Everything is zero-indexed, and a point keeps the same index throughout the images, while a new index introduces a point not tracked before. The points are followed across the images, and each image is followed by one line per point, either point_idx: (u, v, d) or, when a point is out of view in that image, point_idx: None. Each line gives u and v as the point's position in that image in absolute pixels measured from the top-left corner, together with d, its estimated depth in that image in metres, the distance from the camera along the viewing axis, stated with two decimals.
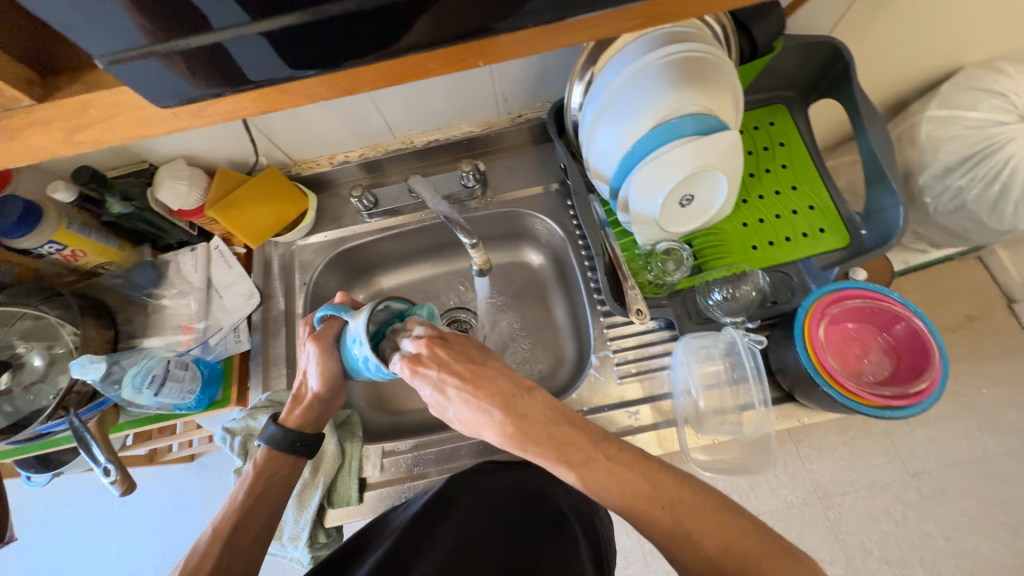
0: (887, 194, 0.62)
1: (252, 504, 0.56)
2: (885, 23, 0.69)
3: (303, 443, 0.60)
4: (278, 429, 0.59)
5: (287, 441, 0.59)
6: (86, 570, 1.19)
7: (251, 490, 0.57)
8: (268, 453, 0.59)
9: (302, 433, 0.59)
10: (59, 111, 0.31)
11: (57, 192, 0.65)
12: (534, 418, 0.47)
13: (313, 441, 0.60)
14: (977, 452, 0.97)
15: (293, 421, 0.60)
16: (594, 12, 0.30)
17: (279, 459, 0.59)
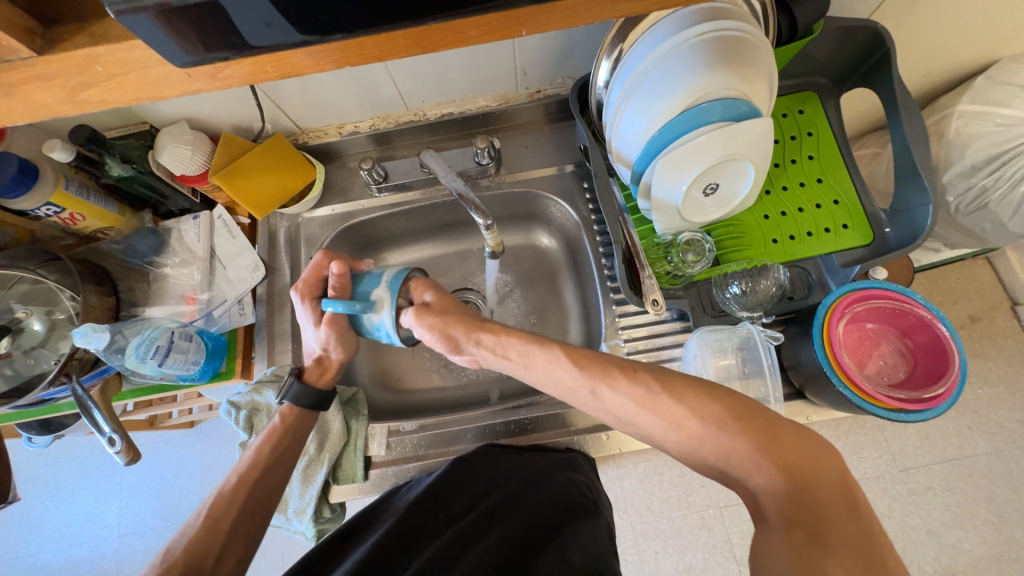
0: (917, 192, 0.60)
1: (277, 456, 0.56)
2: (929, 9, 0.65)
3: (327, 401, 0.61)
4: (300, 388, 0.59)
5: (314, 397, 0.60)
6: (85, 528, 1.21)
7: (275, 444, 0.56)
8: (293, 408, 0.59)
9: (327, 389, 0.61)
10: (63, 67, 0.28)
11: (54, 151, 0.62)
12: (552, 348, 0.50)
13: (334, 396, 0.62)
14: (968, 450, 0.98)
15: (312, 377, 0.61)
16: None
17: (308, 414, 0.60)
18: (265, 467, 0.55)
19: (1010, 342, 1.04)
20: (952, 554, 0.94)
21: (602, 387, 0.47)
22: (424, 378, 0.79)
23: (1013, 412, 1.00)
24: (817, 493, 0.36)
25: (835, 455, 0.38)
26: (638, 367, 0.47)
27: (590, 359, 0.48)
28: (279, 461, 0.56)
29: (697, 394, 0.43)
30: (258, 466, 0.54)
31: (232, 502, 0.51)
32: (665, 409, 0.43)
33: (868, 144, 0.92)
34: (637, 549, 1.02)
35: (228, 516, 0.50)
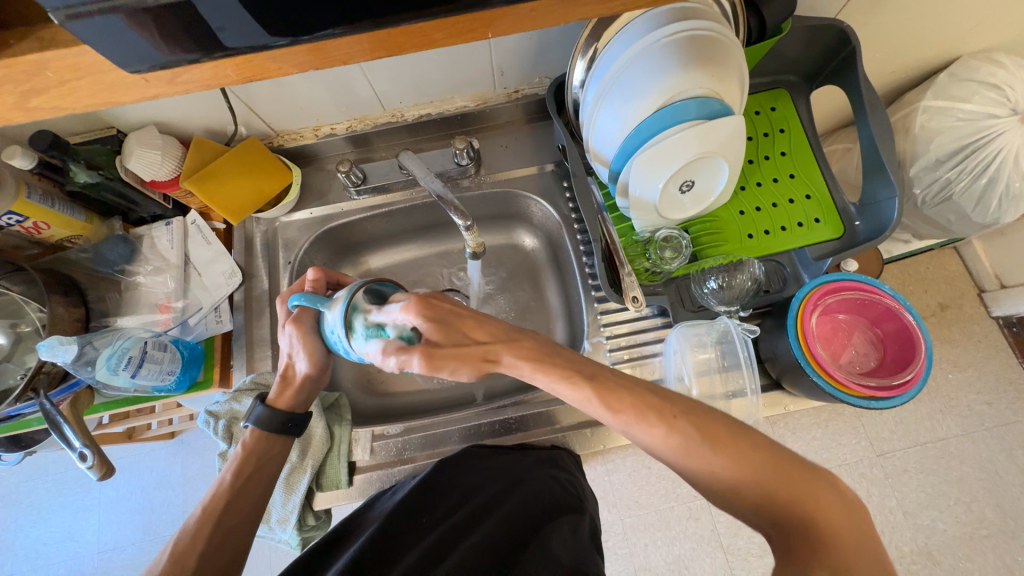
0: (884, 186, 0.62)
1: (242, 485, 0.54)
2: (892, 8, 0.67)
3: (296, 422, 0.58)
4: (265, 409, 0.57)
5: (277, 423, 0.57)
6: (62, 545, 1.17)
7: (239, 471, 0.54)
8: (256, 433, 0.56)
9: (295, 414, 0.58)
10: (11, 73, 0.27)
11: (15, 159, 0.59)
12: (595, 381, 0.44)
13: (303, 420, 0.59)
14: (940, 433, 1.02)
15: (282, 403, 0.58)
16: None
17: (270, 439, 0.57)
18: (230, 500, 0.53)
19: (977, 328, 1.08)
20: (928, 534, 0.97)
21: (644, 419, 0.42)
22: (409, 381, 0.79)
23: (981, 395, 1.04)
24: (846, 553, 0.36)
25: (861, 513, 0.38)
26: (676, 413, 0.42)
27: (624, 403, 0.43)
28: (246, 488, 0.54)
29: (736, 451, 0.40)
30: (222, 496, 0.52)
31: (195, 539, 0.49)
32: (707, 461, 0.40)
33: (839, 140, 0.95)
34: (627, 543, 1.03)
35: (192, 553, 0.48)
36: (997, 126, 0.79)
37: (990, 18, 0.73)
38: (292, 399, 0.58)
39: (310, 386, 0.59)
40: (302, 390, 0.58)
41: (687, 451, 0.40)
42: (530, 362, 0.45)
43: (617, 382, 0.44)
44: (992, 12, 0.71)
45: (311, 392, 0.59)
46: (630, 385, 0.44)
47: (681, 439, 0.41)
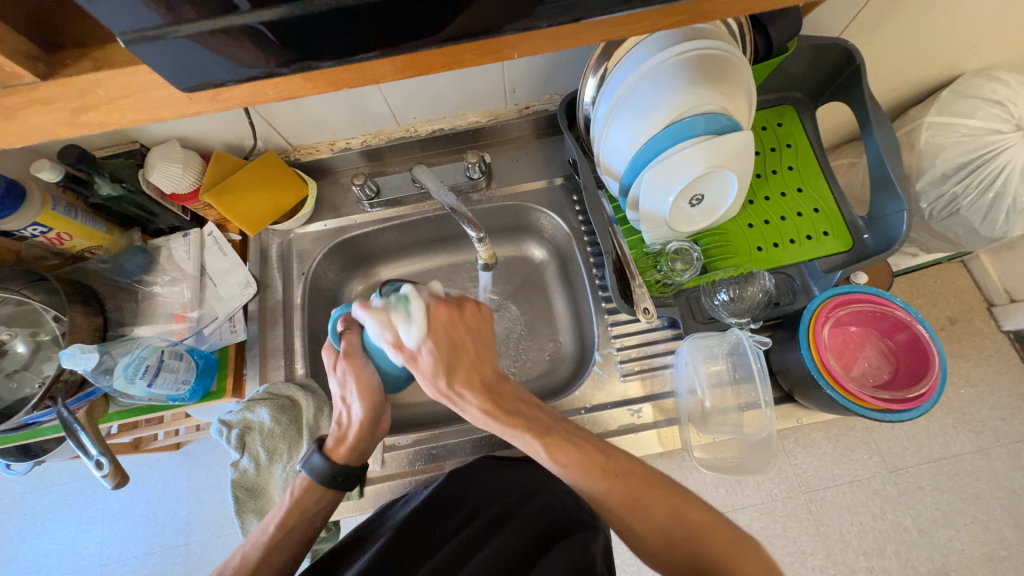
0: (892, 200, 0.62)
1: (281, 538, 0.53)
2: (894, 28, 0.69)
3: (347, 477, 0.57)
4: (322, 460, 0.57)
5: (330, 476, 0.56)
6: (64, 557, 1.16)
7: (281, 524, 0.54)
8: (307, 483, 0.56)
9: (346, 467, 0.57)
10: (65, 91, 0.29)
11: (42, 172, 0.62)
12: (546, 431, 0.53)
13: (358, 474, 0.58)
14: (953, 449, 1.00)
15: (338, 456, 0.58)
16: (614, 12, 0.29)
17: (315, 492, 0.56)
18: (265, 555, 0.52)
19: (988, 342, 1.08)
20: (945, 553, 0.95)
21: (587, 471, 0.51)
22: (419, 392, 0.79)
23: (994, 411, 1.03)
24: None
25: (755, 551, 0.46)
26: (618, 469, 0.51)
27: (570, 455, 0.52)
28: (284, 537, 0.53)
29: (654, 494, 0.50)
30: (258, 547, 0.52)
31: None
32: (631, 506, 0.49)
33: (845, 154, 0.96)
34: (635, 560, 1.01)
35: None
36: (1002, 142, 0.80)
37: (990, 37, 0.74)
38: (348, 452, 0.58)
39: (366, 437, 0.59)
40: (358, 442, 0.59)
41: (628, 503, 0.49)
42: (495, 408, 0.54)
43: (568, 436, 0.53)
44: (993, 31, 0.73)
45: (366, 443, 0.59)
46: (582, 440, 0.53)
47: (620, 492, 0.50)
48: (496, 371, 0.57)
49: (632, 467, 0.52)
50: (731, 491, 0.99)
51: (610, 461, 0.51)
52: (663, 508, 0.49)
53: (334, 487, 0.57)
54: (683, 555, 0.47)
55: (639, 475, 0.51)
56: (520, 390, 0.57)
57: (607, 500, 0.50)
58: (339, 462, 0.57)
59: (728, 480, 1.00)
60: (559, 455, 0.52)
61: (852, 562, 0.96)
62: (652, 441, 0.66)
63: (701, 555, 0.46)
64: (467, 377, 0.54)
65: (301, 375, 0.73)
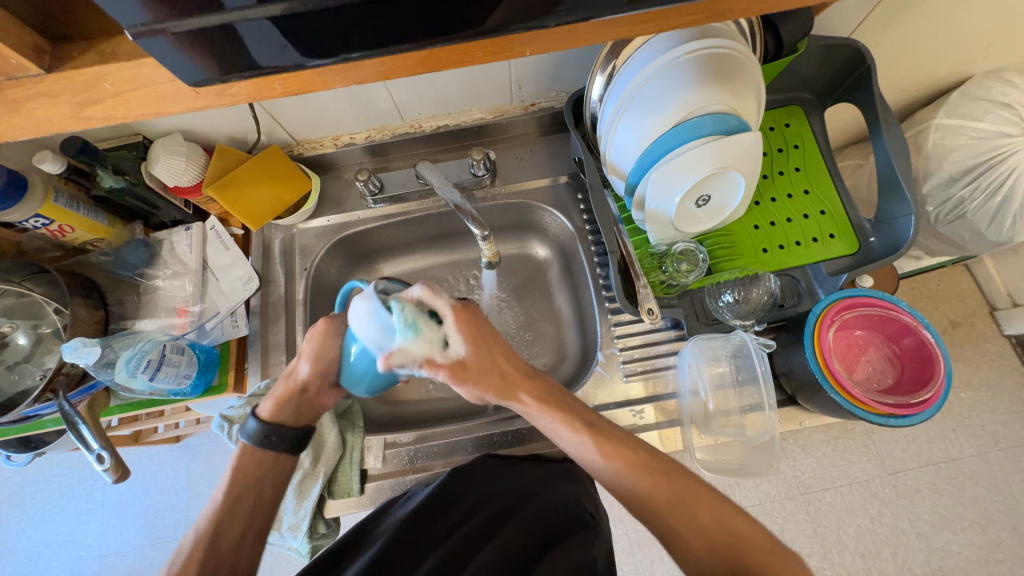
0: (900, 204, 0.62)
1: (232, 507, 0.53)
2: (905, 29, 0.68)
3: (279, 437, 0.56)
4: (254, 421, 0.57)
5: (261, 435, 0.56)
6: (64, 547, 1.17)
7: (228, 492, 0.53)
8: (244, 448, 0.56)
9: (279, 427, 0.56)
10: (71, 84, 0.28)
11: (45, 164, 0.61)
12: (593, 427, 0.54)
13: (289, 436, 0.57)
14: (953, 452, 1.00)
15: (269, 414, 0.57)
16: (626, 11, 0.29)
17: (256, 457, 0.56)
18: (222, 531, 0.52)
19: (990, 346, 1.07)
20: (942, 557, 0.95)
21: (636, 466, 0.51)
22: (420, 389, 0.79)
23: (995, 415, 1.02)
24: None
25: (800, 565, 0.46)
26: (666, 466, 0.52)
27: (613, 451, 0.52)
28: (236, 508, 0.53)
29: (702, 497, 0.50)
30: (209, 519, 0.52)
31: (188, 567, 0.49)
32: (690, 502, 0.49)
33: (851, 156, 0.95)
34: (633, 559, 1.01)
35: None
36: (1010, 146, 0.79)
37: (1002, 40, 0.74)
38: (280, 411, 0.57)
39: (297, 402, 0.58)
40: (292, 402, 0.57)
41: (672, 500, 0.49)
42: (547, 398, 0.54)
43: (611, 433, 0.54)
44: (1005, 33, 0.72)
45: (297, 406, 0.58)
46: (622, 437, 0.54)
47: (664, 490, 0.50)
48: (527, 368, 0.56)
49: (669, 472, 0.52)
50: (730, 491, 0.99)
51: (643, 460, 0.52)
52: (708, 513, 0.49)
53: (261, 447, 0.56)
54: (728, 565, 0.46)
55: (678, 477, 0.51)
56: (553, 386, 0.57)
57: (651, 498, 0.50)
58: (271, 422, 0.57)
59: (727, 481, 1.00)
60: (609, 450, 0.52)
61: (849, 564, 0.96)
62: (654, 442, 0.66)
63: (745, 562, 0.46)
64: (507, 378, 0.54)
65: None
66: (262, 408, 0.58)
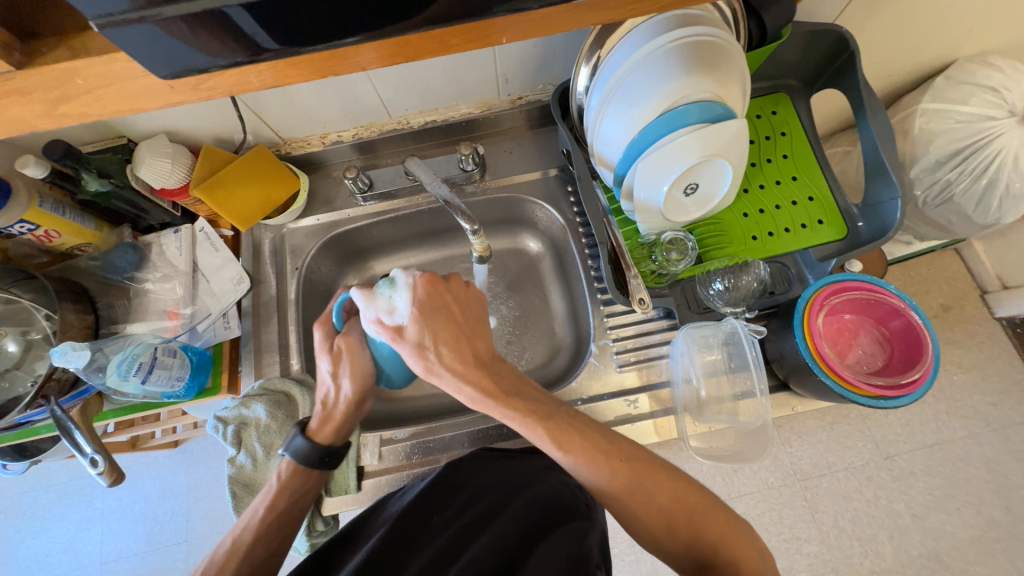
0: (886, 188, 0.62)
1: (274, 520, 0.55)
2: (889, 13, 0.68)
3: (332, 456, 0.59)
4: (303, 442, 0.57)
5: (315, 456, 0.57)
6: (64, 555, 1.16)
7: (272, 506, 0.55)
8: (292, 466, 0.57)
9: (328, 446, 0.58)
10: (41, 81, 0.28)
11: (28, 168, 0.61)
12: (548, 417, 0.53)
13: (339, 453, 0.59)
14: (946, 434, 1.01)
15: (320, 435, 0.59)
16: None
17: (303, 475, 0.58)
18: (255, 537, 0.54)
19: (980, 329, 1.09)
20: (937, 537, 0.97)
21: (594, 457, 0.51)
22: (417, 386, 0.79)
23: (986, 397, 1.04)
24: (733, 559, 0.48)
25: (749, 533, 0.51)
26: (641, 458, 0.53)
27: (574, 444, 0.52)
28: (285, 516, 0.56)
29: (655, 479, 0.52)
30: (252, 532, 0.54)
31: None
32: (643, 483, 0.51)
33: (839, 143, 0.96)
34: (633, 549, 1.02)
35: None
36: (995, 128, 0.80)
37: (985, 22, 0.74)
38: (333, 432, 0.59)
39: (351, 419, 0.60)
40: (343, 423, 0.59)
41: (631, 488, 0.51)
42: (491, 388, 0.52)
43: (570, 421, 0.53)
44: (988, 15, 0.72)
45: (349, 424, 0.60)
46: (583, 426, 0.53)
47: (623, 477, 0.51)
48: (493, 352, 0.55)
49: (637, 457, 0.53)
50: (727, 480, 1.00)
51: (607, 448, 0.52)
52: (667, 497, 0.51)
53: (313, 466, 0.57)
54: (682, 540, 0.50)
55: (637, 463, 0.52)
56: (516, 372, 0.56)
57: (610, 484, 0.51)
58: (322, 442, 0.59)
59: (724, 470, 1.01)
60: (564, 443, 0.52)
61: (846, 547, 0.98)
62: (648, 432, 0.66)
63: (699, 536, 0.50)
64: (474, 362, 0.53)
65: (296, 370, 0.73)
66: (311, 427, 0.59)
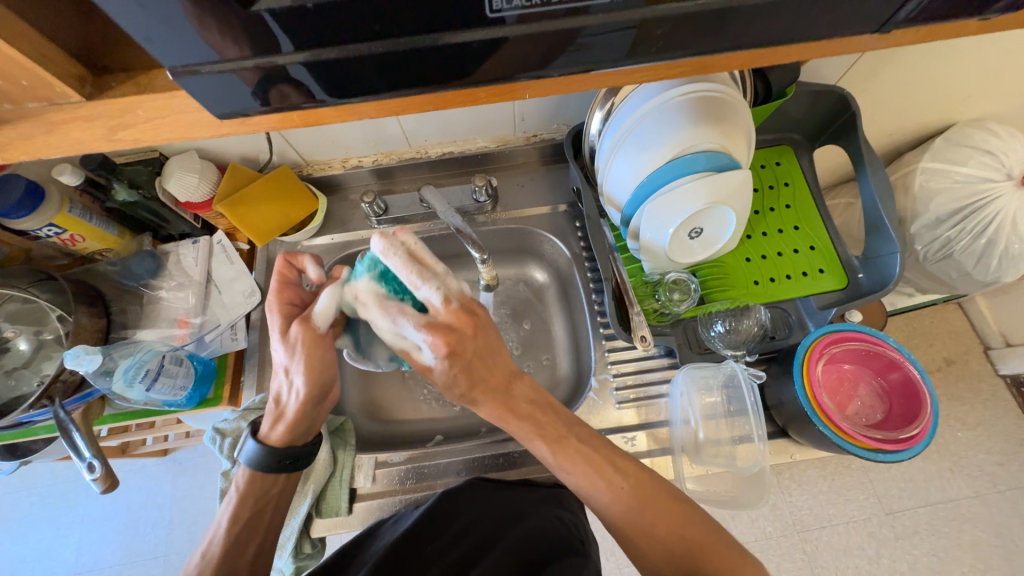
0: (884, 242, 0.64)
1: (234, 543, 0.53)
2: (888, 79, 0.72)
3: (292, 459, 0.56)
4: (258, 447, 0.55)
5: (274, 460, 0.55)
6: (42, 560, 1.13)
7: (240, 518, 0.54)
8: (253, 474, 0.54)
9: (293, 450, 0.56)
10: (106, 110, 0.31)
11: (63, 175, 0.63)
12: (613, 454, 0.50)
13: (302, 454, 0.57)
14: (950, 493, 0.99)
15: (279, 439, 0.55)
16: (618, 65, 0.32)
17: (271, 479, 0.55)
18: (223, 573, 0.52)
19: (984, 385, 1.08)
20: None
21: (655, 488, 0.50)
22: (415, 409, 0.79)
23: (991, 455, 1.02)
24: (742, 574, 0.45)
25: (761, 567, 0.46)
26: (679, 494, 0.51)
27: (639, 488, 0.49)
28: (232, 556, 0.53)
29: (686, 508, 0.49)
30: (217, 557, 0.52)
31: None
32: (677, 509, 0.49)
33: (842, 194, 0.98)
34: None
35: None
36: (993, 190, 0.82)
37: (981, 91, 0.78)
38: (287, 433, 0.55)
39: (312, 415, 0.56)
40: (300, 422, 0.55)
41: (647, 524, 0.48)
42: (506, 413, 0.49)
43: (564, 432, 0.50)
44: (984, 85, 0.76)
45: (307, 423, 0.56)
46: (591, 450, 0.50)
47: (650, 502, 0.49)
48: (512, 365, 0.49)
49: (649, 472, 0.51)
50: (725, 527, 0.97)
51: (620, 474, 0.49)
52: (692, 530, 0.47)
53: (282, 471, 0.56)
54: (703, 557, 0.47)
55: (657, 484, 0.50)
56: (537, 387, 0.51)
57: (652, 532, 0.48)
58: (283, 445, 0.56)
59: (722, 515, 0.99)
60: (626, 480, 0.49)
61: None
62: None
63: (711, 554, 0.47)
64: (483, 384, 0.48)
65: None
66: (270, 432, 0.55)
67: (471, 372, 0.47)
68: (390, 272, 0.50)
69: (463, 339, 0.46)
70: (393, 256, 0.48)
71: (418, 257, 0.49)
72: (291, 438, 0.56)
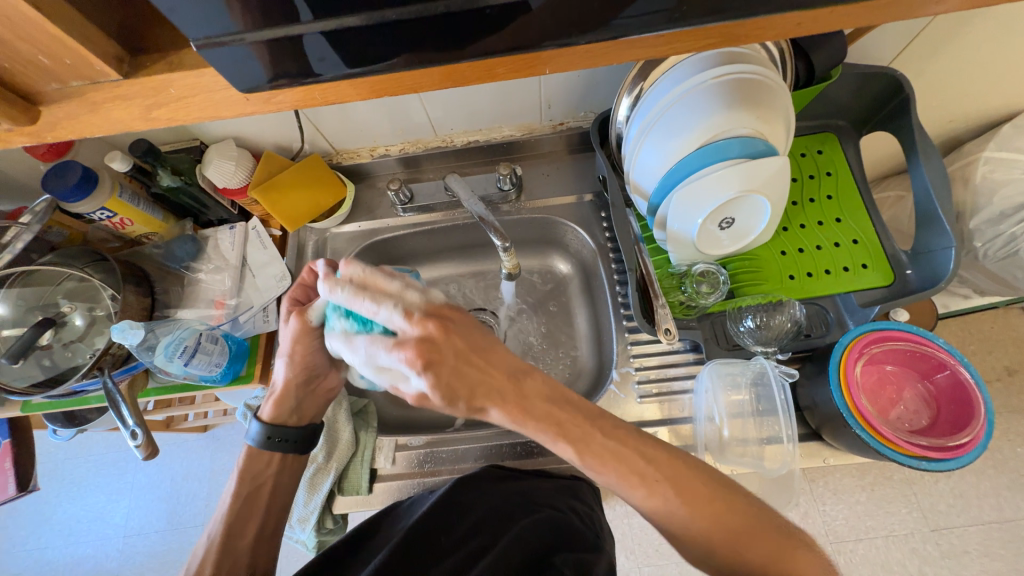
0: (938, 236, 0.59)
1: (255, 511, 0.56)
2: (948, 59, 0.66)
3: (280, 437, 0.58)
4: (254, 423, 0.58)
5: (263, 436, 0.58)
6: (96, 523, 1.23)
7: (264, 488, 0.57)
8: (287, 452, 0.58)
9: (280, 428, 0.58)
10: (142, 89, 0.32)
11: (115, 162, 0.68)
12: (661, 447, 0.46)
13: (291, 436, 0.59)
14: (1006, 512, 0.92)
15: (269, 415, 0.58)
16: (645, 32, 0.30)
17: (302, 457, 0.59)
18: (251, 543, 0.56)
19: None
20: None
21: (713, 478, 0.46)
22: None
23: None
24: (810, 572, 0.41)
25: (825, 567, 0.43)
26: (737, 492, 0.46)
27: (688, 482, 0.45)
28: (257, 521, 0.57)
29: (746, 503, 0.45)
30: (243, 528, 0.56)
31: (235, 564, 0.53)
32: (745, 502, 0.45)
33: (891, 187, 0.92)
34: None
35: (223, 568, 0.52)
36: None
37: None
38: (274, 411, 0.58)
39: (299, 397, 0.59)
40: (287, 401, 0.58)
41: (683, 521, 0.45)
42: (520, 413, 0.45)
43: (587, 429, 0.46)
44: None
45: (296, 405, 0.59)
46: (619, 445, 0.46)
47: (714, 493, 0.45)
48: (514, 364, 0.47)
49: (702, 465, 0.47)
50: None
51: (654, 466, 0.45)
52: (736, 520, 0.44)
53: (274, 449, 0.58)
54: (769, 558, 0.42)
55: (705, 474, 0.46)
56: (549, 383, 0.47)
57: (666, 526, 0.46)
58: (275, 423, 0.59)
59: None
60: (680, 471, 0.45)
61: None
62: None
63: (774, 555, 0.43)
64: (480, 386, 0.45)
65: None
66: (263, 410, 0.59)
67: (458, 383, 0.44)
68: (342, 307, 0.47)
69: (441, 360, 0.43)
70: (338, 291, 0.46)
71: (368, 284, 0.46)
72: (279, 418, 0.59)
